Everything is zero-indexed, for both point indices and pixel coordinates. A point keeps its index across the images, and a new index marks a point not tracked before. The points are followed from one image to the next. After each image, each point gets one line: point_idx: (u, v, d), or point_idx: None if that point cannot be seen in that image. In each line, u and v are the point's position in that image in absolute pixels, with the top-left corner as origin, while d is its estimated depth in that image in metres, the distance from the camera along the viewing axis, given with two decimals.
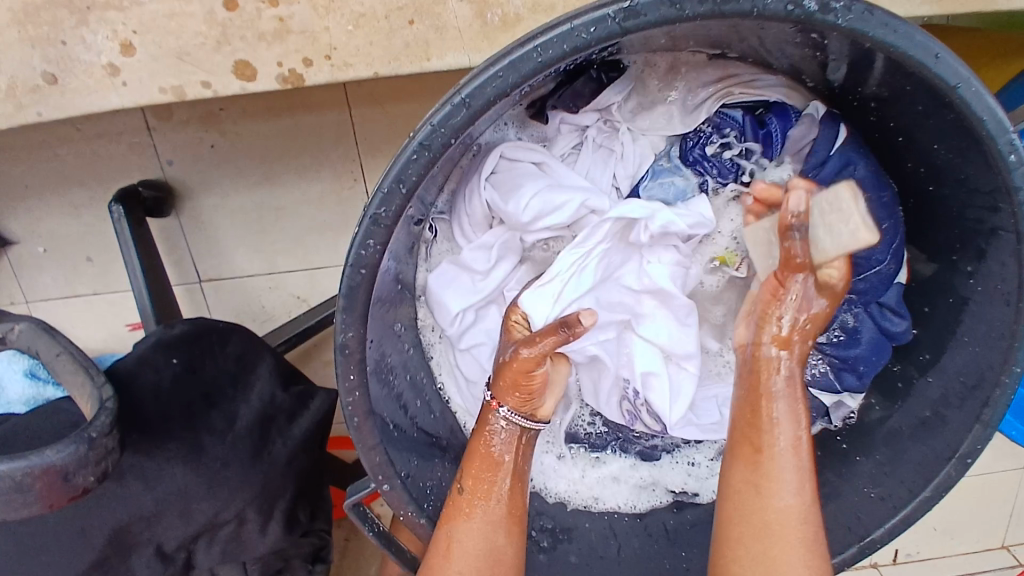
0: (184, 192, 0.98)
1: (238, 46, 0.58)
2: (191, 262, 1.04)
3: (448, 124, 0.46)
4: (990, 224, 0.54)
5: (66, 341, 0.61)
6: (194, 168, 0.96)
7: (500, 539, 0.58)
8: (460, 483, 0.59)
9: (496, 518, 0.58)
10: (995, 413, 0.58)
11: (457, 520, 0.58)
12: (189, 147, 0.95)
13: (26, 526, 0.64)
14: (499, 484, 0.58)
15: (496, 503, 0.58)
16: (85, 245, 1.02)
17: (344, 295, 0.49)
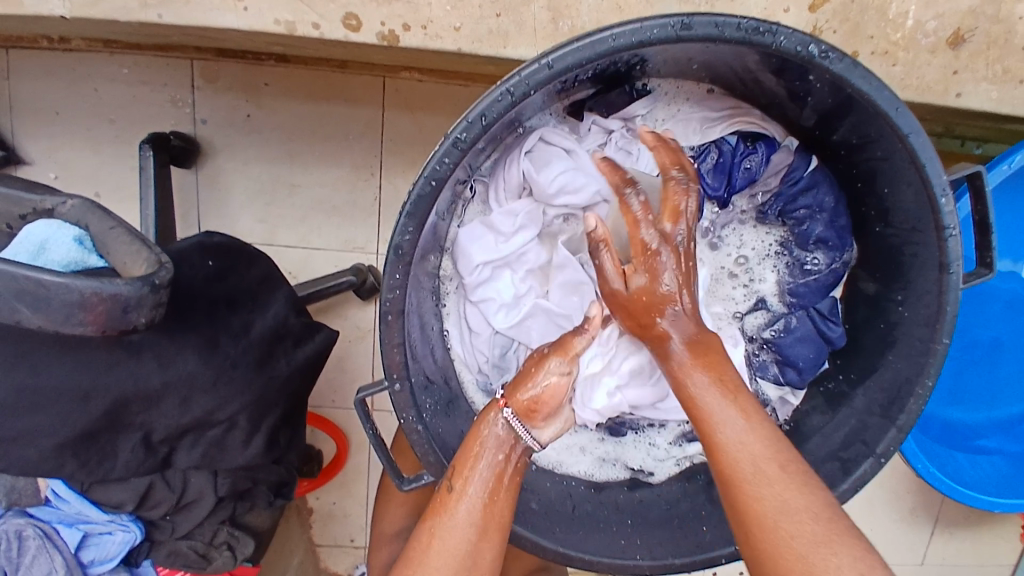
0: (208, 149, 1.28)
1: (351, 1, 0.69)
2: (195, 217, 1.31)
3: (532, 78, 0.56)
4: (921, 257, 0.67)
5: (119, 220, 0.71)
6: (223, 127, 1.27)
7: (482, 544, 0.62)
8: (449, 478, 0.63)
9: (480, 526, 0.62)
10: (909, 418, 0.69)
11: (443, 512, 0.62)
12: (224, 110, 1.25)
13: (30, 381, 0.66)
14: (491, 487, 0.63)
15: (483, 507, 0.62)
16: (98, 182, 1.28)
17: (412, 201, 0.59)
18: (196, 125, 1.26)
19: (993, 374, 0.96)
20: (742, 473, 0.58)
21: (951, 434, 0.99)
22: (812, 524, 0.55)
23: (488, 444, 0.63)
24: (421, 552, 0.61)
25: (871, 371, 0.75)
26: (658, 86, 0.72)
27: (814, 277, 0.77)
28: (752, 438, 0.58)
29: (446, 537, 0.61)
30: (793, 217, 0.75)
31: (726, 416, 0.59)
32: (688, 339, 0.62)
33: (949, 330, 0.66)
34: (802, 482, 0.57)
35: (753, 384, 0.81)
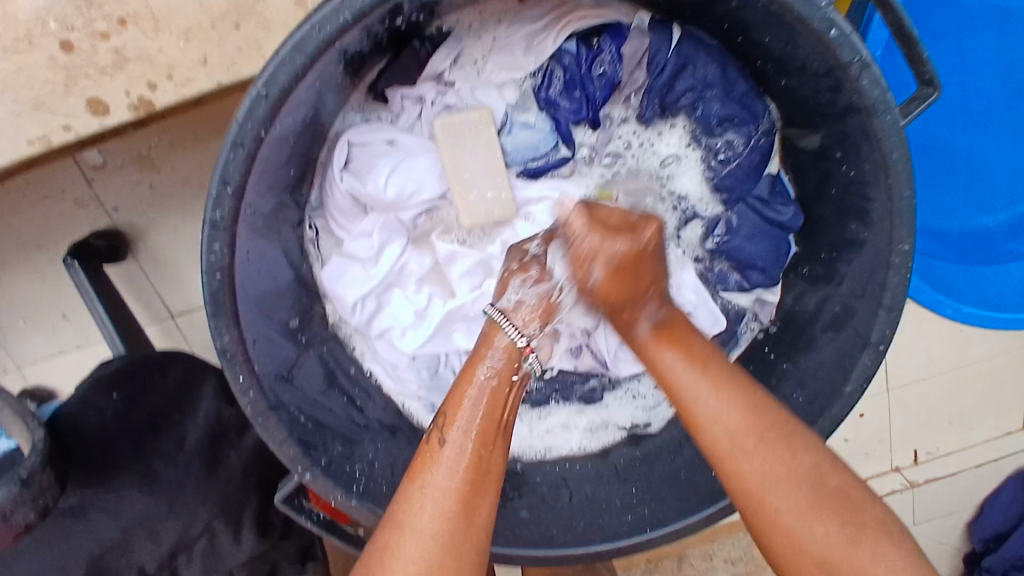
0: (134, 233, 1.07)
1: (84, 85, 0.59)
2: (158, 299, 1.13)
3: (253, 118, 0.45)
4: (842, 104, 0.52)
5: (6, 398, 0.66)
6: (136, 208, 1.04)
7: (474, 496, 0.49)
8: (439, 427, 0.52)
9: (474, 475, 0.50)
10: (895, 296, 0.56)
11: (433, 466, 0.50)
12: (128, 191, 1.03)
13: None
14: (486, 435, 0.52)
15: (476, 457, 0.50)
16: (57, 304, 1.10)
17: (209, 303, 0.50)
18: (110, 217, 1.05)
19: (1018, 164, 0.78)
20: (713, 437, 0.52)
21: (976, 247, 0.80)
22: (807, 490, 0.49)
23: (483, 388, 0.53)
24: (412, 514, 0.48)
25: (843, 245, 0.61)
26: (457, 22, 0.57)
27: (737, 161, 0.62)
28: (728, 406, 0.52)
29: (438, 499, 0.48)
30: (679, 106, 0.61)
31: (697, 386, 0.53)
32: (657, 320, 0.57)
33: (906, 182, 0.51)
34: (793, 450, 0.50)
35: (717, 301, 0.69)
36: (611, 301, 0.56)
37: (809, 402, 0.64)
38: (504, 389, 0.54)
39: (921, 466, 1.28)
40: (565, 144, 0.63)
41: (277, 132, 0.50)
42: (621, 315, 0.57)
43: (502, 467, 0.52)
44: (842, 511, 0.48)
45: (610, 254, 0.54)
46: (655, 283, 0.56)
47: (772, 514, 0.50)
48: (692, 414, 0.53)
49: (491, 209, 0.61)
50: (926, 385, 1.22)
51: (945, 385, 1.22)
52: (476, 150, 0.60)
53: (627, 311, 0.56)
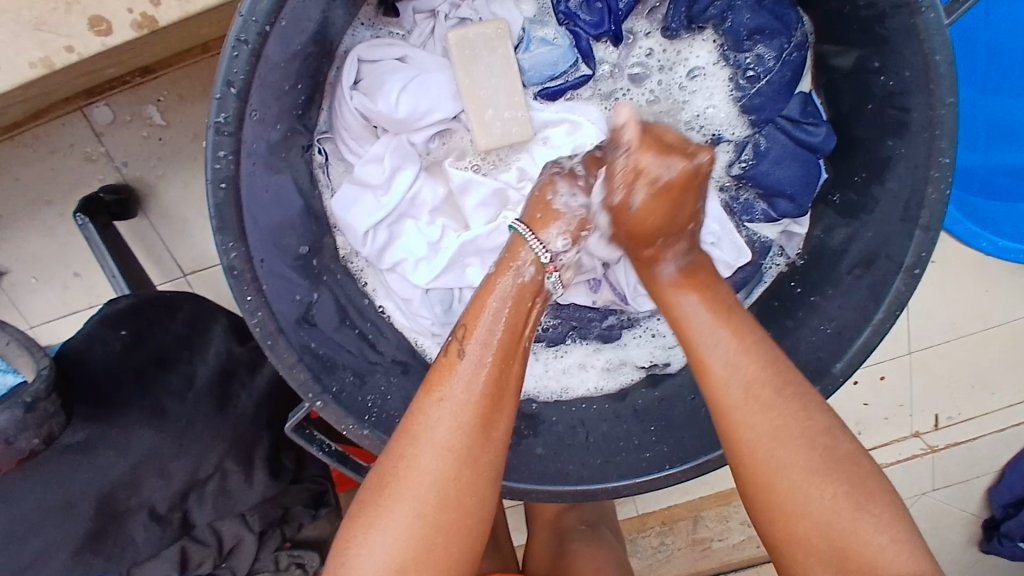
0: (143, 190, 1.03)
1: (87, 2, 0.57)
2: (168, 256, 1.08)
3: (256, 12, 0.43)
4: (880, 3, 0.48)
5: (14, 330, 0.66)
6: (147, 164, 1.02)
7: (493, 411, 0.48)
8: (457, 341, 0.50)
9: (491, 390, 0.48)
10: (933, 215, 0.53)
11: (449, 377, 0.49)
12: (137, 145, 1.00)
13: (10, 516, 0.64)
14: (506, 349, 0.50)
15: (493, 371, 0.49)
16: (68, 260, 1.06)
17: (214, 216, 0.48)
18: (119, 171, 1.02)
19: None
20: (723, 383, 0.48)
21: (993, 184, 0.85)
22: (822, 463, 0.46)
23: (504, 294, 0.51)
24: (428, 427, 0.47)
25: (878, 166, 0.58)
26: None
27: (766, 78, 0.59)
28: (751, 357, 0.48)
29: (455, 410, 0.47)
30: (707, 18, 0.58)
31: (712, 337, 0.49)
32: (683, 263, 0.52)
33: (949, 87, 0.48)
34: (807, 409, 0.47)
35: (742, 232, 0.67)
36: (641, 236, 0.51)
37: (838, 332, 0.61)
38: (528, 299, 0.52)
39: (940, 431, 1.24)
40: (585, 62, 0.60)
41: (287, 35, 0.48)
42: (645, 251, 0.52)
43: (520, 382, 0.51)
44: (856, 488, 0.46)
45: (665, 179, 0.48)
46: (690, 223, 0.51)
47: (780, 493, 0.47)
48: (704, 366, 0.49)
49: (509, 129, 0.59)
50: (950, 348, 1.18)
51: (971, 343, 1.18)
52: (491, 66, 0.57)
53: (650, 249, 0.52)
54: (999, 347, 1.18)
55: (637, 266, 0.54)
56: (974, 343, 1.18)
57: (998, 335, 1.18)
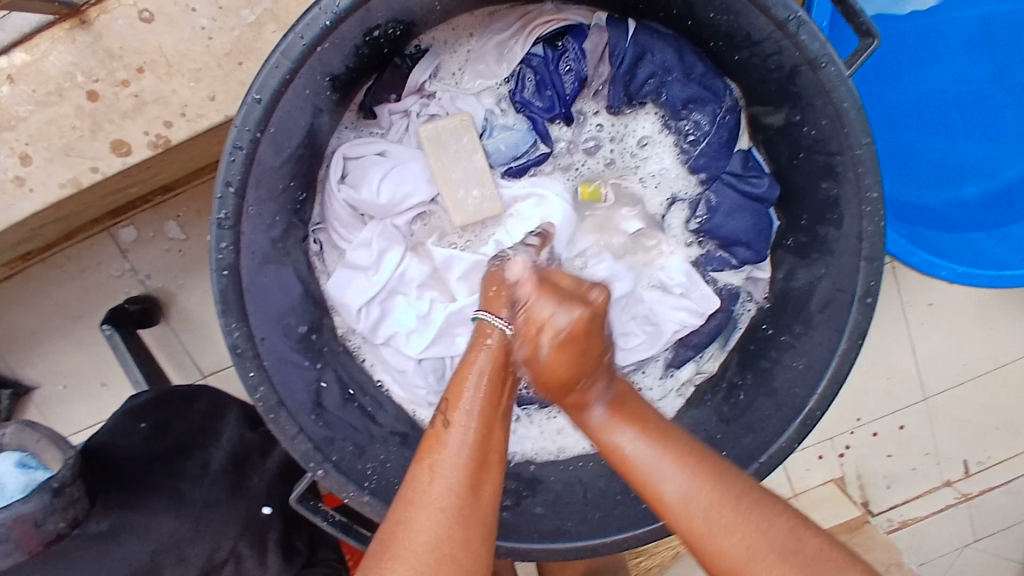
0: (166, 298, 1.11)
1: (109, 129, 0.66)
2: (190, 360, 1.14)
3: (249, 122, 0.50)
4: (789, 66, 0.55)
5: (45, 428, 0.72)
6: (169, 273, 1.10)
7: (484, 471, 0.50)
8: (443, 414, 0.53)
9: (476, 457, 0.51)
10: (874, 245, 0.58)
11: (438, 449, 0.51)
12: (160, 257, 1.09)
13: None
14: (486, 422, 0.53)
15: (479, 440, 0.51)
16: (97, 370, 1.12)
17: (218, 300, 0.54)
18: (143, 284, 1.10)
19: (950, 147, 0.88)
20: (685, 518, 0.50)
21: (919, 215, 0.87)
22: (771, 538, 0.48)
23: (485, 367, 0.55)
24: (423, 491, 0.48)
25: (820, 208, 0.63)
26: (433, 40, 0.64)
27: (706, 140, 0.66)
28: (695, 484, 0.50)
29: (447, 473, 0.49)
30: (644, 94, 0.66)
31: (663, 470, 0.51)
32: (609, 401, 0.56)
33: (862, 130, 0.54)
34: (767, 519, 0.49)
35: (709, 282, 0.72)
36: (558, 385, 0.55)
37: (809, 367, 0.64)
38: (504, 371, 0.56)
39: (972, 478, 1.20)
40: (542, 141, 0.68)
41: (277, 139, 0.55)
42: (570, 398, 0.56)
43: (502, 451, 0.53)
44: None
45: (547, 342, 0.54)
46: (603, 358, 0.56)
47: None
48: (662, 501, 0.51)
49: (481, 206, 0.65)
50: (964, 392, 1.17)
51: (986, 387, 1.17)
52: (459, 153, 0.64)
53: (577, 391, 0.55)
54: (1014, 389, 1.18)
55: (568, 413, 0.57)
56: (987, 386, 1.17)
57: (1004, 376, 1.17)
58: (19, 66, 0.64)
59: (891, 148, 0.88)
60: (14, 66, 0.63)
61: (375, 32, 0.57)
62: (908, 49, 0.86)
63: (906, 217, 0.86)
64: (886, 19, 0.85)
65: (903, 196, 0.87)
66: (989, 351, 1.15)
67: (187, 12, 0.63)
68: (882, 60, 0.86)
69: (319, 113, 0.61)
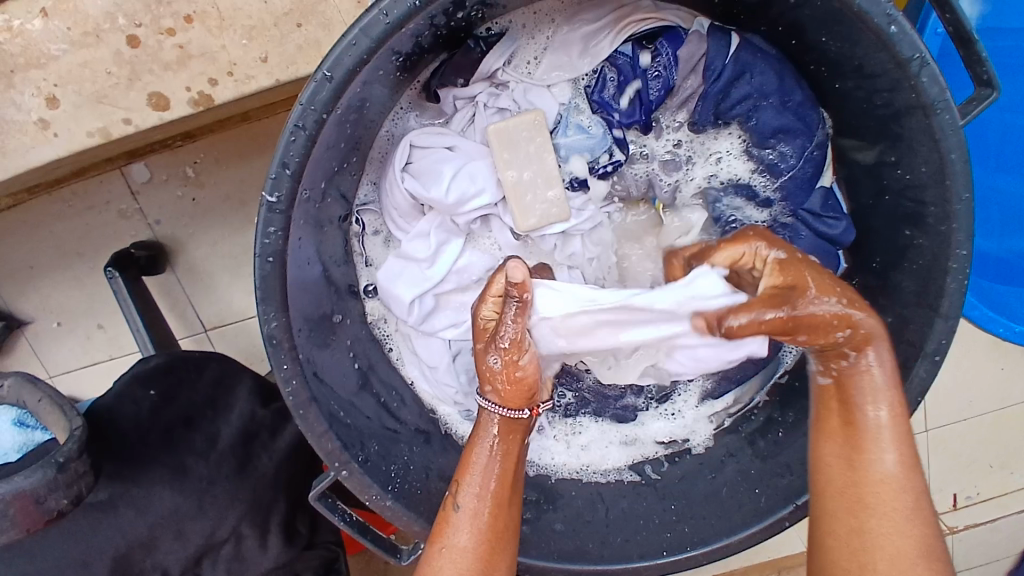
0: (175, 247, 1.05)
1: (147, 80, 0.61)
2: (195, 314, 1.09)
3: (316, 101, 0.46)
4: (897, 105, 0.52)
5: (47, 387, 0.68)
6: (181, 222, 1.04)
7: (495, 549, 0.51)
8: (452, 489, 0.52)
9: (490, 536, 0.51)
10: (952, 303, 0.55)
11: (449, 529, 0.51)
12: (172, 204, 1.03)
13: (32, 564, 0.66)
14: (499, 499, 0.51)
15: (491, 516, 0.51)
16: (95, 312, 1.08)
17: (259, 286, 0.50)
18: (152, 228, 1.04)
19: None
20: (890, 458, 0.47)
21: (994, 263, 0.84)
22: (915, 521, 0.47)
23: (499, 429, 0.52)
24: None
25: (897, 256, 0.60)
26: (510, 23, 0.59)
27: (790, 173, 0.62)
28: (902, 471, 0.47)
29: (455, 558, 0.50)
30: (733, 114, 0.60)
31: (883, 443, 0.48)
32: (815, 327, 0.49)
33: (964, 183, 0.51)
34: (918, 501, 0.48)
35: None
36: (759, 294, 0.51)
37: None
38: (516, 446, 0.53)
39: (958, 512, 1.15)
40: (618, 147, 0.62)
41: (339, 120, 0.50)
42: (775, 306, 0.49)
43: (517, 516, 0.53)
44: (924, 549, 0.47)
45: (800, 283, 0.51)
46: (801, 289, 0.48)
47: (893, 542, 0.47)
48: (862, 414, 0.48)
49: (549, 209, 0.61)
50: (970, 427, 1.11)
51: (993, 426, 1.12)
52: (529, 154, 0.59)
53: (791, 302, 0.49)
54: (1019, 426, 1.12)
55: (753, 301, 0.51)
56: (995, 425, 1.12)
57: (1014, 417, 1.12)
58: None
59: (990, 186, 0.82)
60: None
61: (461, 14, 0.53)
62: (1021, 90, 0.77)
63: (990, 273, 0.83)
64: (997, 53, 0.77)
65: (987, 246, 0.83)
66: (1007, 394, 1.10)
67: None
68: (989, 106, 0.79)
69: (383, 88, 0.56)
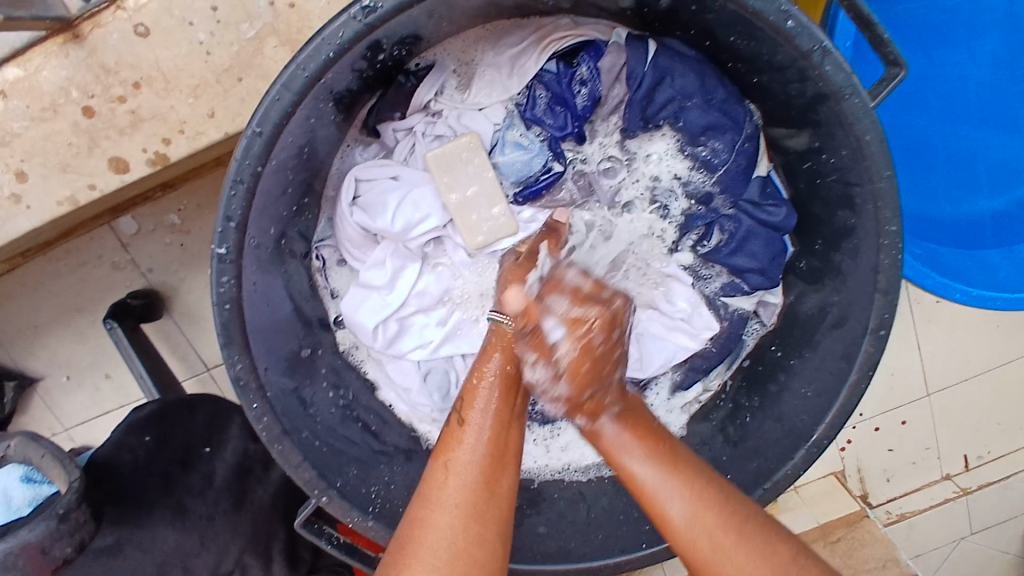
0: (166, 293, 1.09)
1: (106, 146, 0.64)
2: (194, 355, 1.13)
3: (250, 155, 0.49)
4: (812, 94, 0.53)
5: (49, 443, 0.71)
6: (170, 269, 1.08)
7: (496, 470, 0.50)
8: (458, 412, 0.55)
9: (494, 450, 0.52)
10: (890, 278, 0.57)
11: (455, 447, 0.52)
12: (162, 252, 1.06)
13: None
14: (502, 417, 0.54)
15: (493, 435, 0.52)
16: (98, 364, 1.11)
17: (220, 332, 0.54)
18: (144, 277, 1.07)
19: (970, 159, 0.86)
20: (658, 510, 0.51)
21: (945, 228, 0.86)
22: (738, 552, 0.49)
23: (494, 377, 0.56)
24: (437, 488, 0.49)
25: (836, 236, 0.62)
26: (438, 54, 0.61)
27: (723, 168, 0.64)
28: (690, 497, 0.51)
29: (460, 473, 0.50)
30: (661, 117, 0.63)
31: (668, 491, 0.51)
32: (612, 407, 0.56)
33: (883, 163, 0.52)
34: (749, 534, 0.49)
35: (719, 307, 0.71)
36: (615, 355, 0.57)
37: (818, 395, 0.64)
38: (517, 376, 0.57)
39: (971, 472, 1.14)
40: (557, 160, 0.65)
41: (278, 169, 0.53)
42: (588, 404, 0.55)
43: (519, 444, 0.54)
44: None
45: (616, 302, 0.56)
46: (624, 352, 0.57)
47: None
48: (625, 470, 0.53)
49: (495, 226, 0.64)
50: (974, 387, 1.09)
51: (998, 384, 1.10)
52: (470, 175, 0.62)
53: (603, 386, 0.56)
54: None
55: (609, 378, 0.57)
56: (1000, 383, 1.10)
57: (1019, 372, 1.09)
58: (12, 81, 0.62)
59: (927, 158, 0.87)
60: (5, 81, 0.61)
61: (381, 55, 0.55)
62: (930, 68, 0.84)
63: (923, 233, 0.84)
64: (908, 37, 0.84)
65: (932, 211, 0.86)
66: (1007, 349, 1.08)
67: (185, 26, 0.61)
68: (905, 86, 0.85)
69: (321, 128, 0.58)
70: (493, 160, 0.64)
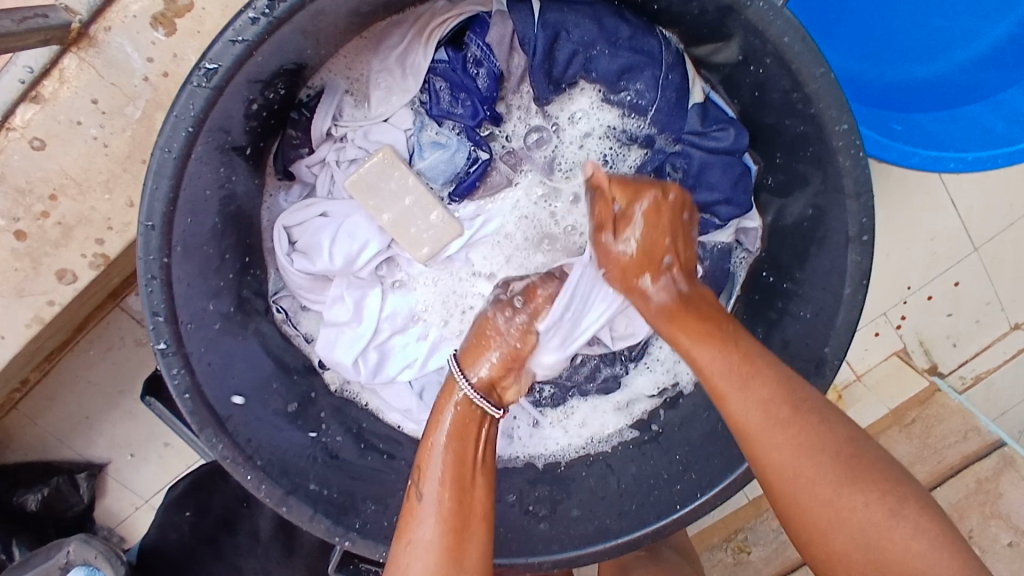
0: None
1: (48, 261, 0.64)
2: None
3: (152, 249, 0.48)
4: (715, 7, 0.48)
5: (102, 543, 0.74)
6: None
7: (461, 541, 0.48)
8: (413, 481, 0.51)
9: (451, 523, 0.48)
10: (856, 178, 0.51)
11: (413, 524, 0.49)
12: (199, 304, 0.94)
13: None
14: (459, 483, 0.50)
15: (453, 498, 0.49)
16: None
17: (191, 420, 0.54)
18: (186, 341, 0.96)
19: (924, 8, 0.74)
20: (739, 424, 0.49)
21: (919, 93, 0.75)
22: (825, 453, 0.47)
23: (449, 430, 0.53)
24: (401, 575, 0.47)
25: (792, 145, 0.56)
26: (329, 73, 0.59)
27: (654, 106, 0.59)
28: (760, 381, 0.48)
29: (422, 554, 0.47)
30: (572, 74, 0.59)
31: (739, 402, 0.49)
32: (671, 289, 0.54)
33: (810, 61, 0.47)
34: (827, 422, 0.47)
35: (702, 246, 0.66)
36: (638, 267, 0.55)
37: (817, 315, 0.59)
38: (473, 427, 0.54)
39: None
40: (479, 148, 0.62)
41: (191, 250, 0.52)
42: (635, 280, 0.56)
43: (489, 502, 0.51)
44: (873, 488, 0.46)
45: (640, 216, 0.54)
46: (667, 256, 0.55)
47: (808, 498, 0.46)
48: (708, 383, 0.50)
49: (436, 233, 0.61)
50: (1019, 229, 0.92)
51: None
52: (394, 190, 0.60)
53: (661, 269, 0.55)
54: None
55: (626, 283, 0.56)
56: None
57: None
58: None
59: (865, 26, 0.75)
60: None
61: (255, 104, 0.53)
62: None
63: (887, 102, 0.75)
64: None
65: (902, 83, 0.75)
66: None
67: (75, 126, 0.60)
68: None
69: (232, 192, 0.57)
70: (416, 168, 0.62)
